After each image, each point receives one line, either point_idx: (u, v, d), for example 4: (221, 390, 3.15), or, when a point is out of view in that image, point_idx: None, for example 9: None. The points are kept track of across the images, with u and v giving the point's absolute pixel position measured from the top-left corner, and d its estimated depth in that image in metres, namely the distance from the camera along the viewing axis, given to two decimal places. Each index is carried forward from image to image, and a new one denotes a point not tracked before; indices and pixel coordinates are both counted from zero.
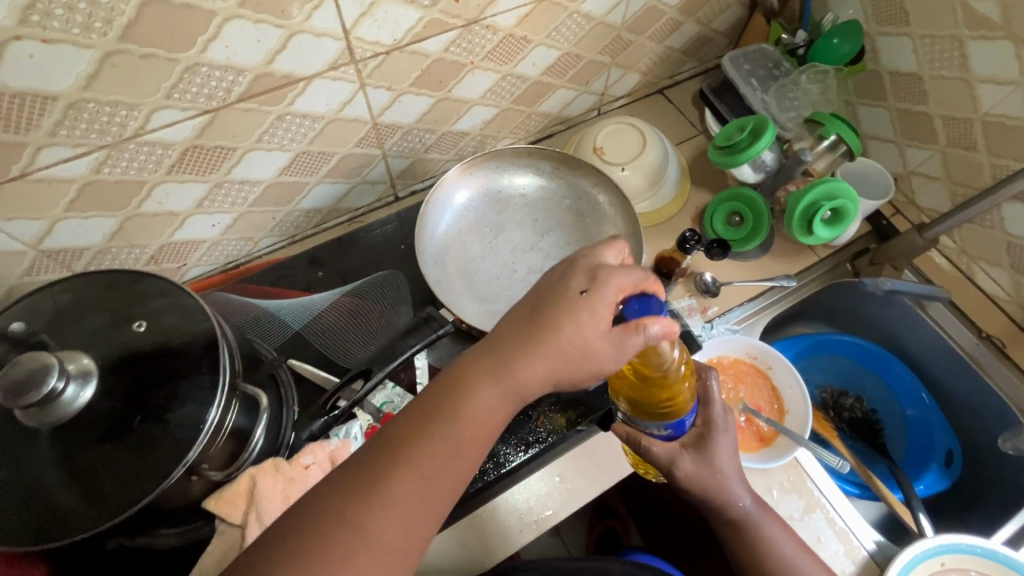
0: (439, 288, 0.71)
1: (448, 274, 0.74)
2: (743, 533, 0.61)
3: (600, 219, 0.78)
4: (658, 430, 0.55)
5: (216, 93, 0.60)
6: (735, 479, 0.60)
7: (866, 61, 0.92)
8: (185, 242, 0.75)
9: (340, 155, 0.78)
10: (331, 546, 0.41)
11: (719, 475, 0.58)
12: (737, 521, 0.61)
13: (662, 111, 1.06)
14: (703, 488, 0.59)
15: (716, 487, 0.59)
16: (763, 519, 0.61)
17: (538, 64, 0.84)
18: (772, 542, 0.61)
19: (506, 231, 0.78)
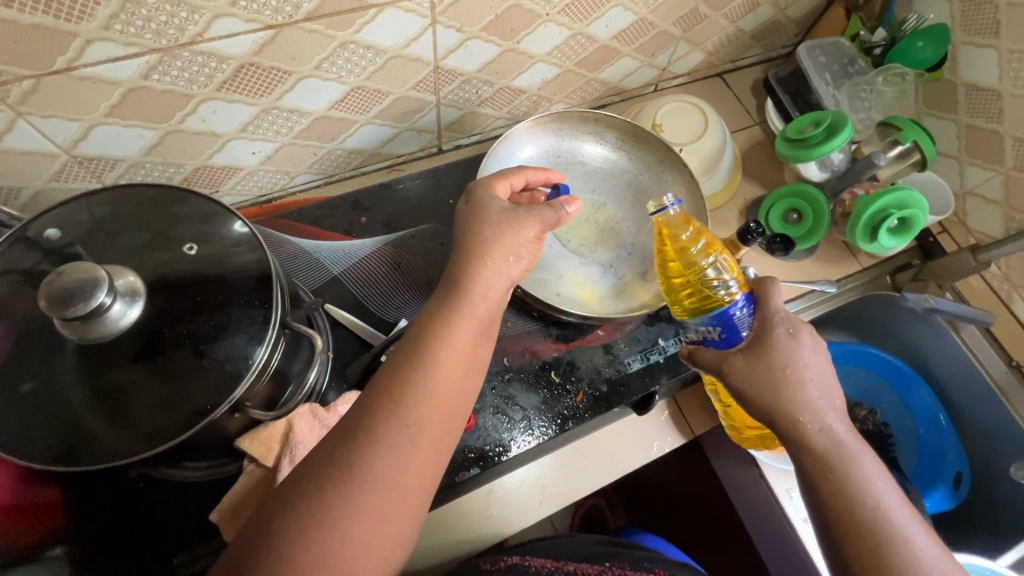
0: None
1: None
2: (824, 463, 0.51)
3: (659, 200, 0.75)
4: (709, 333, 0.57)
5: (283, 8, 0.55)
6: (813, 388, 0.53)
7: (943, 70, 0.89)
8: (222, 167, 0.71)
9: (394, 96, 0.74)
10: (340, 481, 0.42)
11: (784, 375, 0.53)
12: (820, 447, 0.51)
13: (719, 96, 1.03)
14: (777, 391, 0.52)
15: (789, 394, 0.52)
16: (850, 446, 0.51)
17: (611, 26, 0.79)
18: (862, 482, 0.49)
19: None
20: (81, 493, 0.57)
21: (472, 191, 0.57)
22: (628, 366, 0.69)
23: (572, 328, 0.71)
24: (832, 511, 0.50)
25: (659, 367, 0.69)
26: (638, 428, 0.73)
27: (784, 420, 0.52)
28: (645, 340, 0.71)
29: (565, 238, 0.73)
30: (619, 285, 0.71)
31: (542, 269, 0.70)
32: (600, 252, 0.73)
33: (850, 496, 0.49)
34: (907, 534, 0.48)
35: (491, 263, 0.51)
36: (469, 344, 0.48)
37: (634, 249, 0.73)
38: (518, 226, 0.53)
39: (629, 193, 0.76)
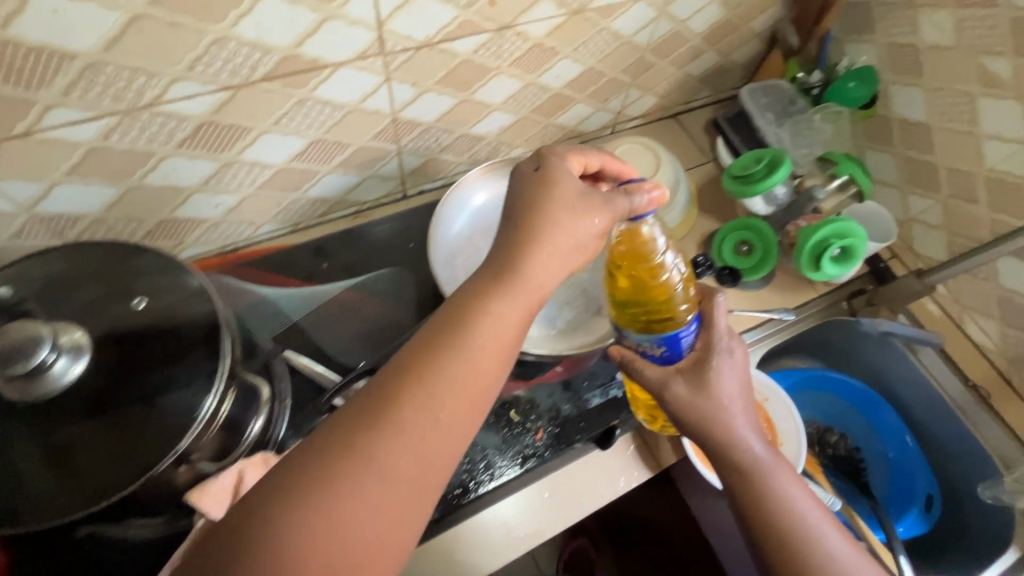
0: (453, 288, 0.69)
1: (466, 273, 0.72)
2: (748, 479, 0.54)
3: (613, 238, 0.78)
4: (649, 347, 0.58)
5: (240, 70, 0.58)
6: (740, 410, 0.55)
7: (877, 107, 0.95)
8: (185, 220, 0.73)
9: (355, 147, 0.77)
10: (360, 470, 0.42)
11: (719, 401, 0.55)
12: (744, 466, 0.54)
13: (674, 136, 1.08)
14: (704, 415, 0.55)
15: (722, 419, 0.54)
16: (770, 464, 0.54)
17: (562, 76, 0.84)
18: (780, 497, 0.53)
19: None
20: (28, 555, 0.56)
21: (543, 165, 0.58)
22: (588, 402, 0.71)
23: (532, 365, 0.72)
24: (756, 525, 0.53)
25: (617, 402, 0.71)
26: (604, 464, 0.72)
27: (713, 441, 0.55)
28: (603, 376, 0.72)
29: None
30: (575, 323, 0.74)
31: None
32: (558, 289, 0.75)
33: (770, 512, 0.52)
34: (832, 539, 0.52)
35: (546, 254, 0.52)
36: (498, 335, 0.49)
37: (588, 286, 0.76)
38: (587, 216, 0.54)
39: None
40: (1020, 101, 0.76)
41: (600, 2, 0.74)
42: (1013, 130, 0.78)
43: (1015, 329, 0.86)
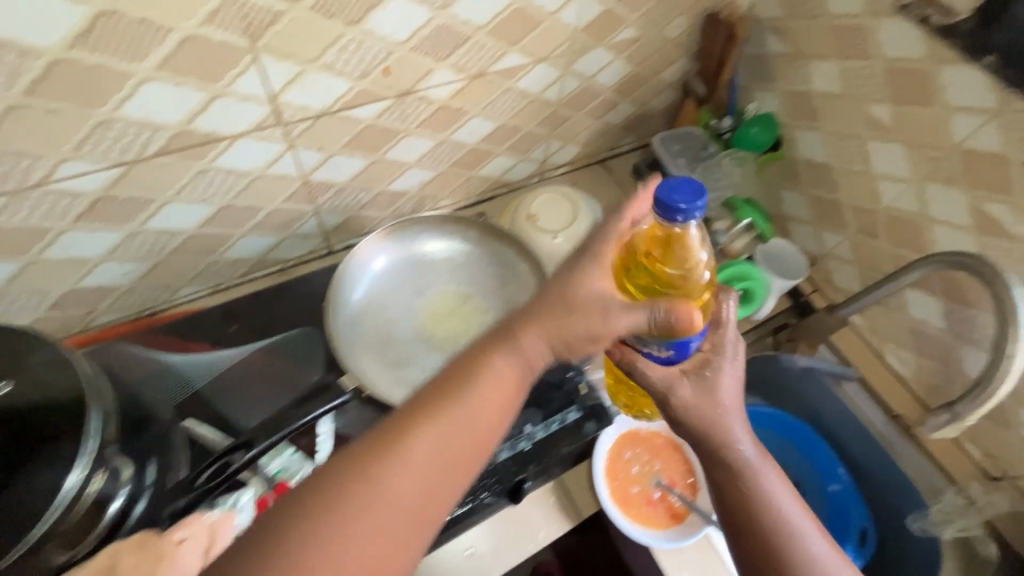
0: (352, 356, 0.68)
1: (366, 339, 0.71)
2: (735, 479, 0.54)
3: (523, 286, 0.76)
4: (656, 350, 0.53)
5: (130, 147, 0.60)
6: (738, 418, 0.55)
7: (784, 149, 0.99)
8: (94, 288, 0.73)
9: (267, 210, 0.78)
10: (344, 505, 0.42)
11: (719, 408, 0.55)
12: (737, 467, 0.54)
13: (601, 181, 1.11)
14: (700, 413, 0.55)
15: (722, 423, 0.54)
16: (760, 472, 0.54)
17: (475, 133, 0.87)
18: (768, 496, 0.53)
19: (428, 295, 0.75)
20: None
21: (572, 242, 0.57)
22: (496, 456, 0.70)
23: None
24: (744, 523, 0.53)
25: (526, 456, 0.71)
26: (523, 516, 0.73)
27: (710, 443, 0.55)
28: (512, 429, 0.71)
29: (429, 335, 0.73)
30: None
31: (402, 369, 0.70)
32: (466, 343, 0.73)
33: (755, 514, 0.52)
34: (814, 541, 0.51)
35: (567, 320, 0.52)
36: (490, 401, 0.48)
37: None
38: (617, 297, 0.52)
39: (493, 283, 0.77)
40: (904, 144, 0.80)
41: (500, 65, 0.78)
42: (902, 170, 0.82)
43: (929, 359, 0.88)
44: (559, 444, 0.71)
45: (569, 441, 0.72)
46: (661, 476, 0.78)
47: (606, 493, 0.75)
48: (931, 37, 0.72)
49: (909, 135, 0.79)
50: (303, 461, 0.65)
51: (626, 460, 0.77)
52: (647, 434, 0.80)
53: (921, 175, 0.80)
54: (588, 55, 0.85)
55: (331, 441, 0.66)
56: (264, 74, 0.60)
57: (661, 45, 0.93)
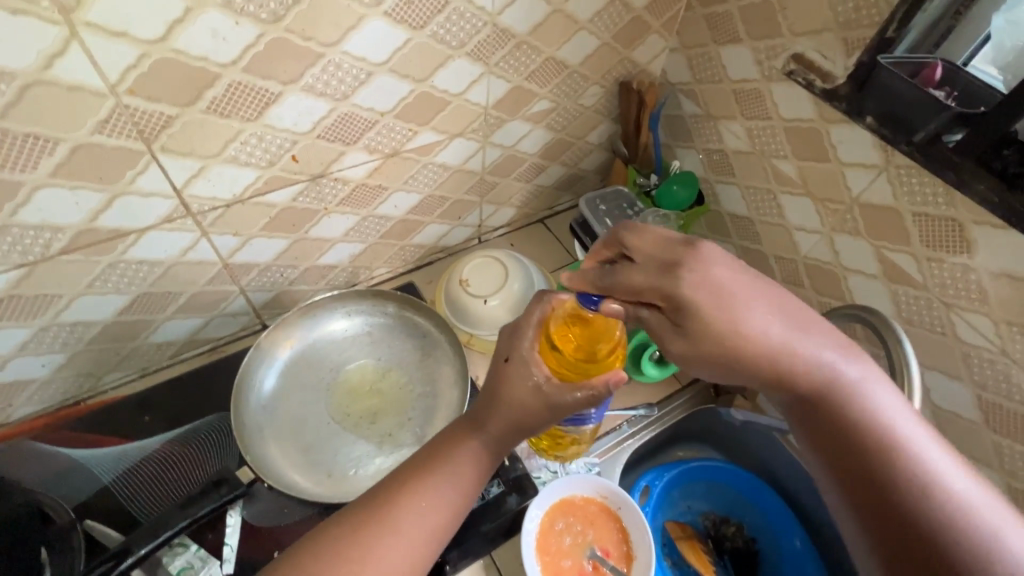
0: (256, 443, 0.69)
1: (276, 424, 0.72)
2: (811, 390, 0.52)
3: (442, 358, 0.79)
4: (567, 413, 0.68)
5: (32, 249, 0.61)
6: (753, 308, 0.53)
7: (709, 203, 1.02)
8: (9, 383, 0.73)
9: (190, 293, 0.79)
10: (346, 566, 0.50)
11: (729, 312, 0.51)
12: (791, 370, 0.52)
13: (539, 241, 1.13)
14: (717, 326, 0.51)
15: (742, 332, 0.52)
16: (837, 355, 0.53)
17: (400, 206, 0.89)
18: (841, 387, 0.52)
19: (344, 373, 0.77)
20: None
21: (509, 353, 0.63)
22: None
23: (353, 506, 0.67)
24: (828, 416, 0.52)
25: None
26: None
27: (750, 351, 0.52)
28: None
29: (344, 414, 0.74)
30: (394, 455, 0.71)
31: (315, 452, 0.71)
32: (380, 420, 0.74)
33: (847, 405, 0.51)
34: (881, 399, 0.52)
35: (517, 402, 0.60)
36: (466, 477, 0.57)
37: (413, 412, 0.75)
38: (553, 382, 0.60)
39: (412, 356, 0.79)
40: (810, 197, 0.83)
41: (413, 143, 0.81)
42: (812, 222, 0.84)
43: None
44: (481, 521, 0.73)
45: (490, 517, 0.73)
46: (595, 547, 0.75)
47: (537, 569, 0.72)
48: (817, 100, 0.76)
49: (814, 189, 0.82)
50: (207, 557, 0.62)
51: (558, 531, 0.75)
52: (580, 501, 0.78)
53: (830, 226, 0.82)
54: (504, 127, 0.89)
55: (238, 533, 0.64)
56: (165, 171, 0.63)
57: (580, 113, 0.98)
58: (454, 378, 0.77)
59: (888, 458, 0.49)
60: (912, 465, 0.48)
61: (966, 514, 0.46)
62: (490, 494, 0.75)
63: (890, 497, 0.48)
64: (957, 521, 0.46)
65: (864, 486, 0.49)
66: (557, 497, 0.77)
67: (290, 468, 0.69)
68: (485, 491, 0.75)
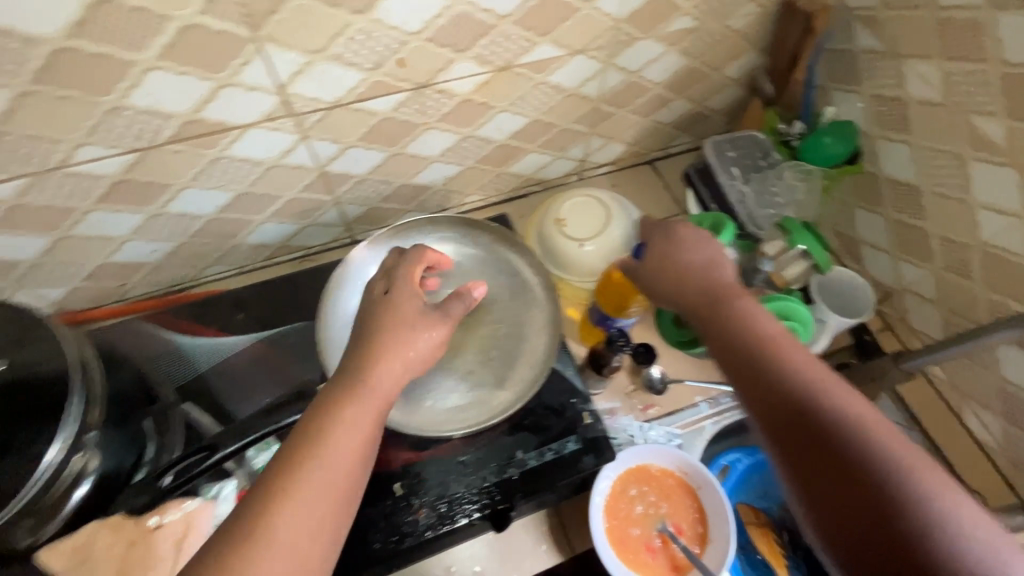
0: (335, 360, 0.67)
1: (356, 342, 0.69)
2: (706, 311, 0.58)
3: (530, 302, 0.73)
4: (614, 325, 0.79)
5: (143, 134, 0.60)
6: (685, 248, 0.64)
7: (864, 163, 0.85)
8: (124, 264, 0.77)
9: (286, 198, 0.78)
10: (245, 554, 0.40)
11: (676, 249, 0.64)
12: (699, 296, 0.60)
13: (646, 185, 1.02)
14: (658, 253, 0.65)
15: (679, 255, 0.63)
16: (732, 292, 0.58)
17: (503, 128, 0.82)
18: (743, 312, 0.56)
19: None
20: None
21: (388, 286, 0.58)
22: (481, 481, 0.64)
23: (428, 437, 0.65)
24: (720, 336, 0.56)
25: (514, 482, 0.64)
26: (509, 544, 0.70)
27: (674, 275, 0.62)
28: (502, 453, 0.66)
29: None
30: (472, 395, 0.68)
31: None
32: (459, 355, 0.70)
33: (739, 327, 0.55)
34: (770, 325, 0.54)
35: (383, 356, 0.51)
36: (362, 434, 0.47)
37: (495, 352, 0.70)
38: (418, 331, 0.54)
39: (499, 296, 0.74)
40: (1015, 168, 0.65)
41: (528, 58, 0.71)
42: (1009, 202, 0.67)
43: (1018, 428, 0.74)
44: (554, 477, 0.65)
45: (563, 474, 0.65)
46: (667, 522, 0.71)
47: (603, 531, 0.69)
48: None
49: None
50: None
51: (629, 497, 0.72)
52: (657, 472, 0.73)
53: None
54: (633, 47, 0.77)
55: None
56: (270, 65, 0.59)
57: (724, 37, 0.82)
58: (543, 325, 0.72)
59: (771, 365, 0.51)
60: (792, 374, 0.50)
61: (839, 423, 0.46)
62: (567, 451, 0.67)
63: (780, 409, 0.49)
64: (828, 420, 0.46)
65: (754, 397, 0.51)
66: (632, 463, 0.73)
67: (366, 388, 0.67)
68: (560, 446, 0.67)
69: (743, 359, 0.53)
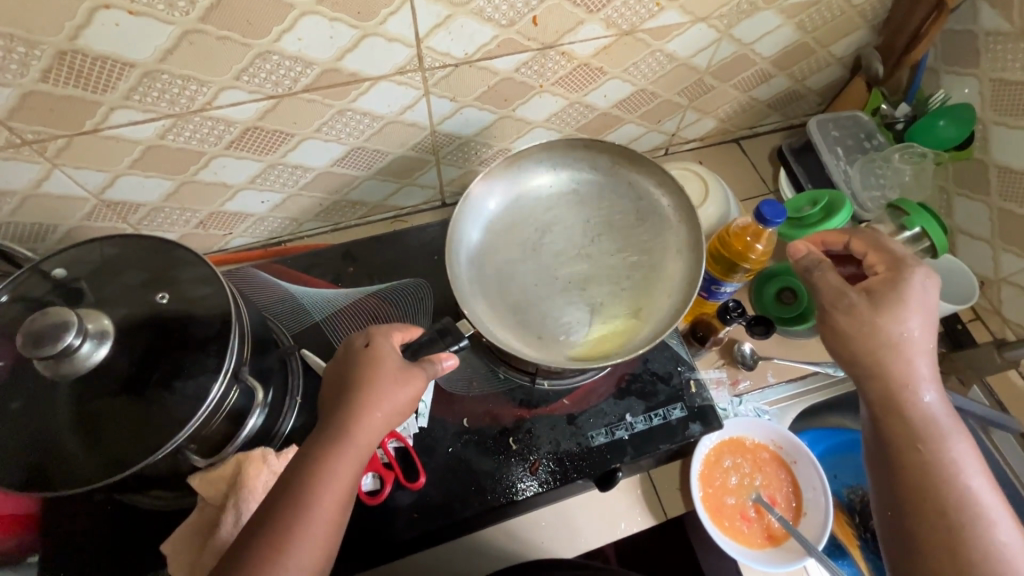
0: (467, 297, 0.68)
1: (484, 279, 0.70)
2: (913, 432, 0.52)
3: (662, 227, 0.73)
4: (715, 288, 0.75)
5: (283, 81, 0.61)
6: (920, 350, 0.55)
7: (974, 148, 0.83)
8: (233, 213, 0.78)
9: (394, 156, 0.78)
10: None
11: (902, 334, 0.55)
12: (910, 414, 0.53)
13: (733, 163, 1.00)
14: (870, 338, 0.55)
15: (896, 354, 0.54)
16: (946, 423, 0.52)
17: (610, 96, 0.81)
18: (952, 458, 0.51)
19: (554, 229, 0.73)
20: (49, 521, 0.60)
21: (370, 336, 0.53)
22: (591, 440, 0.66)
23: (537, 393, 0.68)
24: (918, 466, 0.51)
25: (623, 443, 0.66)
26: (605, 505, 0.71)
27: (880, 372, 0.54)
28: (611, 415, 0.67)
29: (556, 272, 0.71)
30: (608, 322, 0.68)
31: (524, 309, 0.68)
32: (592, 283, 0.70)
33: (939, 470, 0.50)
34: (975, 481, 0.50)
35: (383, 405, 0.49)
36: (349, 484, 0.46)
37: (630, 279, 0.71)
38: (411, 383, 0.51)
39: (628, 219, 0.74)
40: None
41: (653, 23, 0.71)
42: None
43: None
44: (660, 440, 0.66)
45: (669, 439, 0.66)
46: (761, 492, 0.73)
47: (700, 497, 0.71)
48: None
49: None
50: None
51: (724, 468, 0.73)
52: (751, 445, 0.75)
53: None
54: (753, 18, 0.75)
55: (432, 393, 0.67)
56: (415, 16, 0.59)
57: (840, 12, 0.80)
58: (681, 248, 0.71)
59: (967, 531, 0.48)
60: (982, 529, 0.48)
61: None
62: (673, 417, 0.68)
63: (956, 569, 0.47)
64: None
65: (927, 542, 0.49)
66: (728, 434, 0.75)
67: (490, 321, 0.67)
68: (666, 412, 0.68)
69: (939, 503, 0.49)
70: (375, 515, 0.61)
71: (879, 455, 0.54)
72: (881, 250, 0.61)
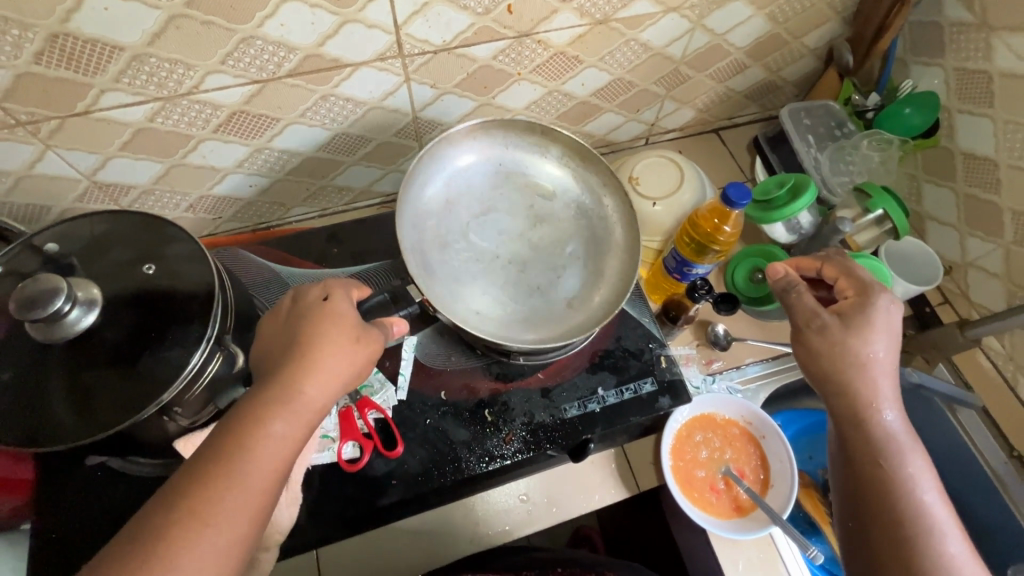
0: (414, 261, 0.67)
1: (428, 243, 0.70)
2: (874, 446, 0.55)
3: (600, 222, 0.76)
4: (689, 270, 0.77)
5: (267, 66, 0.63)
6: (884, 371, 0.57)
7: (940, 136, 0.86)
8: (223, 197, 0.80)
9: (377, 142, 0.81)
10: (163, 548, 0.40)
11: (867, 355, 0.57)
12: (872, 428, 0.55)
13: (711, 152, 1.03)
14: (837, 355, 0.57)
15: (860, 369, 0.56)
16: (905, 440, 0.55)
17: (587, 85, 0.84)
18: (908, 473, 0.53)
19: (500, 210, 0.75)
20: (43, 486, 0.63)
21: (328, 291, 0.56)
22: (564, 412, 0.68)
23: (512, 367, 0.71)
24: (879, 479, 0.53)
25: (595, 416, 0.68)
26: (581, 477, 0.74)
27: (843, 386, 0.57)
28: (584, 388, 0.70)
29: (496, 252, 0.72)
30: (542, 309, 0.70)
31: (463, 283, 0.70)
32: (530, 270, 0.72)
33: (895, 483, 0.53)
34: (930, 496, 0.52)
35: (324, 371, 0.49)
36: (287, 448, 0.46)
37: (564, 269, 0.73)
38: (360, 350, 0.52)
39: (570, 214, 0.76)
40: None
41: (625, 13, 0.73)
42: None
43: None
44: (631, 412, 0.69)
45: (640, 411, 0.69)
46: (730, 466, 0.75)
47: (671, 471, 0.73)
48: None
49: None
50: (384, 382, 0.69)
51: (695, 442, 0.76)
52: (722, 421, 0.78)
53: None
54: (724, 9, 0.78)
55: (412, 367, 0.70)
56: (393, 4, 0.61)
57: (810, 3, 0.83)
58: (617, 247, 0.74)
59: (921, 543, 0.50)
60: (934, 542, 0.50)
61: None
62: (644, 391, 0.70)
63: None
64: None
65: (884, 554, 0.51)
66: (700, 411, 0.78)
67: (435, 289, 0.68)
68: (637, 386, 0.71)
69: (895, 514, 0.51)
70: (356, 482, 0.64)
71: (843, 469, 0.57)
72: (850, 276, 0.63)
